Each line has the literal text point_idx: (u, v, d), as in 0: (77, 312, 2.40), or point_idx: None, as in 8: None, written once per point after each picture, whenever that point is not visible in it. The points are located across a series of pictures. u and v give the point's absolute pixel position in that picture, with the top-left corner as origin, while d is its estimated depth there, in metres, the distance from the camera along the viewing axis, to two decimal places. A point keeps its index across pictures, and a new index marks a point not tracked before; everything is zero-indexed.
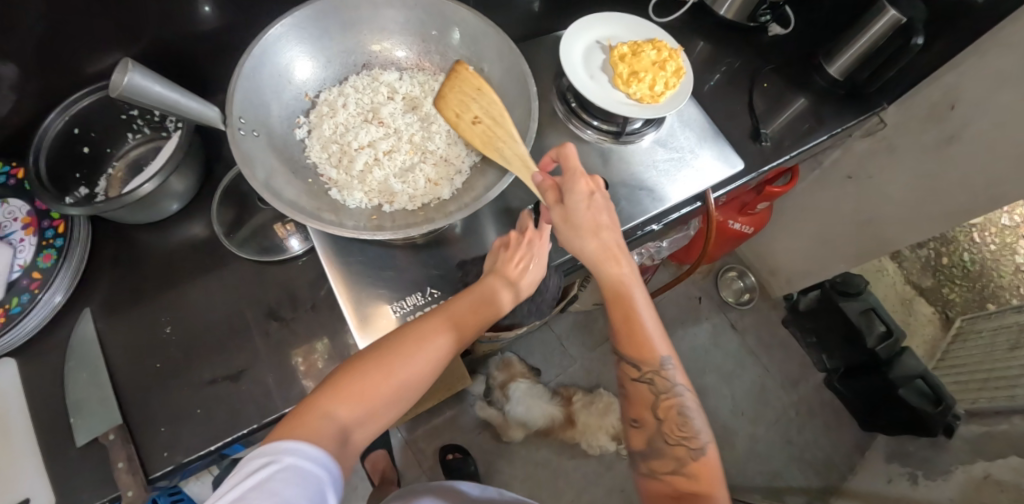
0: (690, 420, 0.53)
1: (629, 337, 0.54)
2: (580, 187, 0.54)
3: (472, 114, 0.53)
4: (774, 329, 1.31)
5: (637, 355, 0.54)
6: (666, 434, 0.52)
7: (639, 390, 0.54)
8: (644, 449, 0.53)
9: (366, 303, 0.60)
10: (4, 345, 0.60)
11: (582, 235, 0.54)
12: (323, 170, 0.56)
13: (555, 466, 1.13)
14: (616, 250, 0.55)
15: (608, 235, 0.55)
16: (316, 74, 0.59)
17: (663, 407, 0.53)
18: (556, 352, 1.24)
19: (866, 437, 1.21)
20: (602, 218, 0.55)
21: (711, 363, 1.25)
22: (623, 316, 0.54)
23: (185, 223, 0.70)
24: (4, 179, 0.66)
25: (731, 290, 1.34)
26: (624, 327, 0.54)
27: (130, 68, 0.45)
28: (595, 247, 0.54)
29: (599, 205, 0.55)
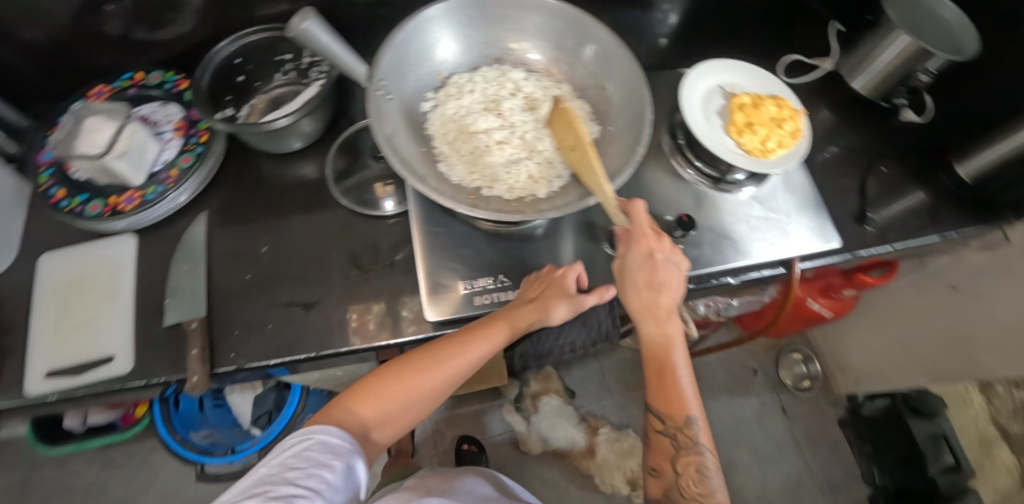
0: (709, 481, 0.51)
1: (660, 394, 0.54)
2: (637, 249, 0.56)
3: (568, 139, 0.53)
4: (825, 425, 1.19)
5: (664, 408, 0.53)
6: (683, 489, 0.51)
7: (661, 442, 0.53)
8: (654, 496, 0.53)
9: (439, 275, 0.64)
10: (136, 222, 0.70)
11: (634, 290, 0.55)
12: (438, 143, 0.60)
13: (561, 489, 1.12)
14: (663, 310, 0.54)
15: (656, 292, 0.54)
16: (454, 58, 0.64)
17: (682, 463, 0.52)
18: (595, 380, 1.23)
19: None
20: (658, 278, 0.54)
21: (750, 441, 1.16)
22: (659, 371, 0.54)
23: (301, 162, 0.78)
24: (169, 87, 0.77)
25: (792, 372, 1.24)
26: (659, 382, 0.54)
27: (308, 17, 0.51)
28: (639, 303, 0.55)
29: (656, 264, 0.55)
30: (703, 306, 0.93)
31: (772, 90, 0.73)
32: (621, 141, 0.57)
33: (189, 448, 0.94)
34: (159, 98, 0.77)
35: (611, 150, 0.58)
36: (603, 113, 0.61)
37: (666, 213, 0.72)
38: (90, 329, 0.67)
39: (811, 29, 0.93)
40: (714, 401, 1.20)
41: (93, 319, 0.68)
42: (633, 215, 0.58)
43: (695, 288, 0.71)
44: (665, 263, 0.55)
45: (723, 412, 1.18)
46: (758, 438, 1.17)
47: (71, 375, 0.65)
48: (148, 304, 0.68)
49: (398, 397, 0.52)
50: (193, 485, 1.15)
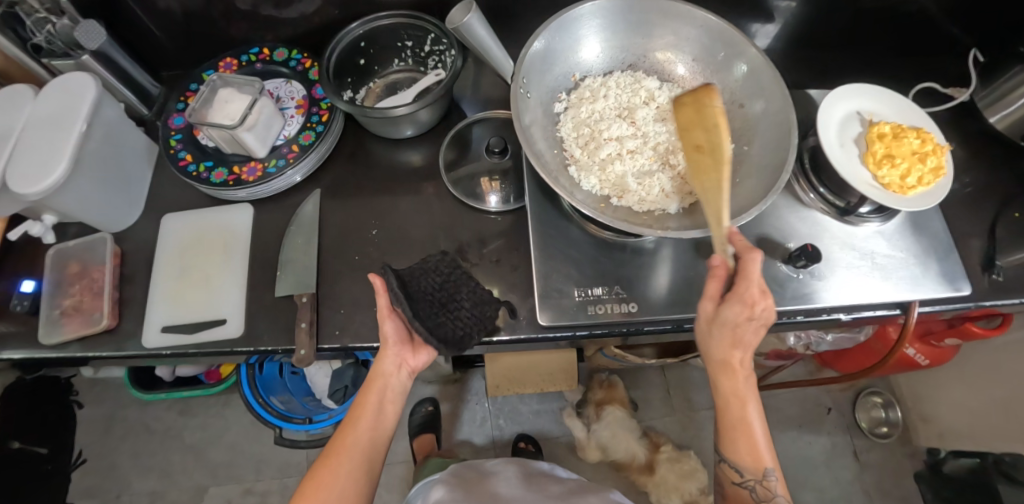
0: None
1: (735, 447, 0.56)
2: (738, 305, 0.51)
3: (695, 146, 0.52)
4: (899, 479, 1.10)
5: (739, 461, 0.56)
6: None
7: (740, 493, 0.57)
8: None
9: (553, 281, 0.65)
10: (254, 193, 0.73)
11: (717, 344, 0.54)
12: (569, 146, 0.61)
13: None
14: (739, 368, 0.54)
15: (737, 350, 0.54)
16: (590, 60, 0.64)
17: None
18: (658, 395, 1.21)
19: None
20: (742, 337, 0.53)
21: (814, 482, 1.10)
22: (734, 425, 0.56)
23: (411, 149, 0.79)
24: (294, 65, 0.79)
25: (868, 416, 1.15)
26: (734, 436, 0.56)
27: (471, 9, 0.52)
28: (720, 359, 0.54)
29: (751, 325, 0.52)
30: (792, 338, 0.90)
31: (912, 121, 0.69)
32: (761, 165, 0.56)
33: (270, 412, 0.99)
34: (286, 75, 0.79)
35: (748, 174, 0.57)
36: (741, 133, 0.59)
37: (789, 241, 0.69)
38: (204, 290, 0.70)
39: (947, 56, 0.86)
40: (781, 435, 1.14)
41: (209, 281, 0.71)
42: (743, 269, 0.51)
43: (802, 320, 0.68)
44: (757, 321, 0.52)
45: (790, 448, 1.13)
46: (824, 482, 1.10)
47: (184, 333, 0.68)
48: (260, 272, 0.71)
49: (328, 496, 0.58)
50: (271, 444, 1.23)
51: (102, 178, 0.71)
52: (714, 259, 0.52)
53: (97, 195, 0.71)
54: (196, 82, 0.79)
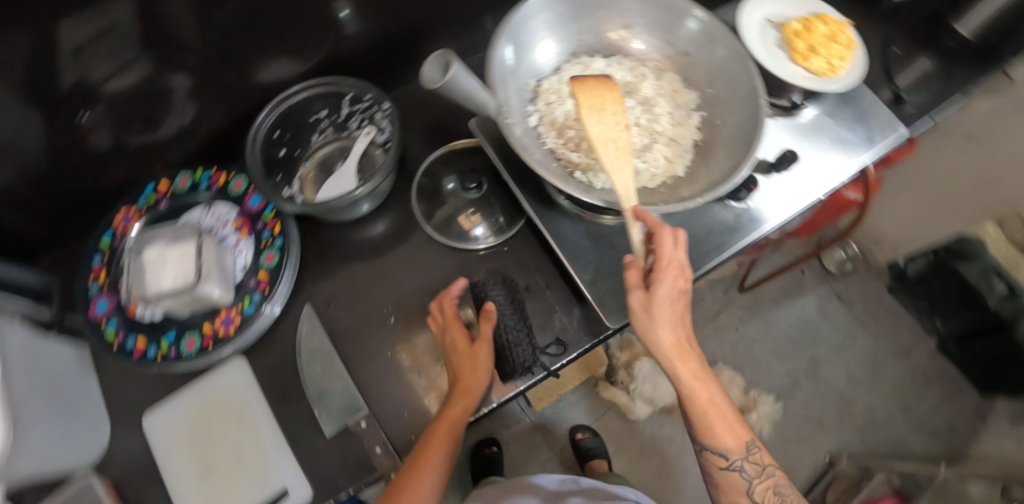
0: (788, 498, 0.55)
1: (707, 428, 0.55)
2: (667, 282, 0.53)
3: (619, 120, 0.55)
4: (879, 298, 1.27)
5: (719, 443, 0.55)
6: None
7: (730, 477, 0.55)
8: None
9: (600, 284, 0.63)
10: (242, 343, 0.64)
11: (660, 328, 0.53)
12: (563, 154, 0.59)
13: (680, 439, 1.18)
14: (688, 346, 0.54)
15: (680, 329, 0.54)
16: (541, 64, 0.64)
17: (759, 493, 0.55)
18: None
19: (986, 402, 1.18)
20: (679, 314, 0.54)
21: (821, 335, 1.23)
22: (705, 408, 0.54)
23: (373, 220, 0.73)
24: (206, 187, 0.70)
25: (833, 261, 1.28)
26: (706, 421, 0.55)
27: (453, 65, 0.52)
28: (670, 343, 0.53)
29: (680, 300, 0.54)
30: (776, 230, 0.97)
31: (811, 10, 0.76)
32: (736, 96, 0.60)
33: None
34: (204, 202, 0.69)
35: (731, 113, 0.60)
36: (698, 78, 0.64)
37: (767, 154, 0.72)
38: (245, 470, 0.62)
39: None
40: (779, 310, 1.26)
41: (245, 456, 0.62)
42: (659, 244, 0.53)
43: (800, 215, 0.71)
44: (683, 296, 0.54)
45: (790, 316, 1.25)
46: (827, 331, 1.24)
47: None
48: (293, 422, 0.63)
49: None
50: None
51: (48, 418, 0.56)
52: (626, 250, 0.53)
53: (58, 435, 0.57)
54: (97, 253, 0.66)
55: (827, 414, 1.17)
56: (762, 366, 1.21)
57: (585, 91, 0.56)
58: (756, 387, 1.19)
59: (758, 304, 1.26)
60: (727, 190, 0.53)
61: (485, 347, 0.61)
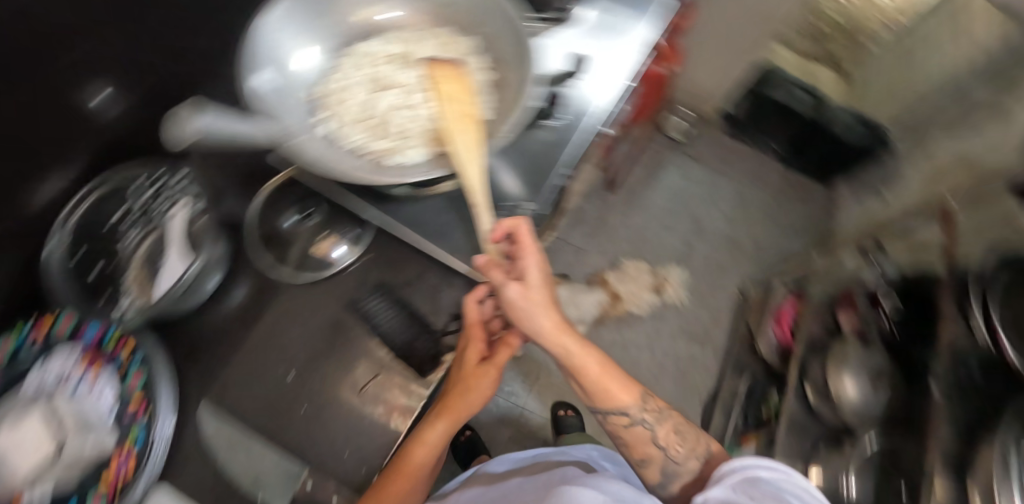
0: (688, 433, 0.63)
1: (603, 393, 0.62)
2: (533, 266, 0.60)
3: (472, 108, 0.59)
4: (722, 143, 1.41)
5: (619, 402, 0.61)
6: (672, 451, 0.61)
7: (637, 431, 0.62)
8: (663, 477, 0.62)
9: (459, 246, 0.67)
10: (150, 474, 0.61)
11: (537, 312, 0.59)
12: (370, 146, 0.60)
13: (620, 341, 1.19)
14: (566, 324, 0.61)
15: (556, 311, 0.61)
16: (308, 70, 0.63)
17: (662, 436, 0.62)
18: (569, 251, 1.26)
19: (829, 189, 1.38)
20: (550, 296, 0.61)
21: (692, 195, 1.35)
22: (597, 373, 0.61)
23: (230, 290, 0.70)
24: (28, 343, 0.61)
25: (676, 128, 1.40)
26: (600, 388, 0.61)
27: (194, 119, 0.53)
28: (548, 323, 0.59)
29: (547, 284, 0.62)
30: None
31: None
32: (501, 29, 0.64)
33: None
34: (34, 361, 0.61)
35: (506, 45, 0.64)
36: (463, 24, 0.67)
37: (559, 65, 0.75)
38: None
39: None
40: (651, 190, 1.34)
41: None
42: (521, 238, 0.60)
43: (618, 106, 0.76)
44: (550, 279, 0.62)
45: (662, 191, 1.34)
46: (696, 189, 1.36)
47: None
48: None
49: None
50: None
51: None
52: (479, 258, 0.58)
53: None
54: None
55: (724, 258, 1.30)
56: (659, 243, 1.29)
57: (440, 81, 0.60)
58: (661, 264, 1.27)
59: (632, 192, 1.33)
60: (521, 115, 0.58)
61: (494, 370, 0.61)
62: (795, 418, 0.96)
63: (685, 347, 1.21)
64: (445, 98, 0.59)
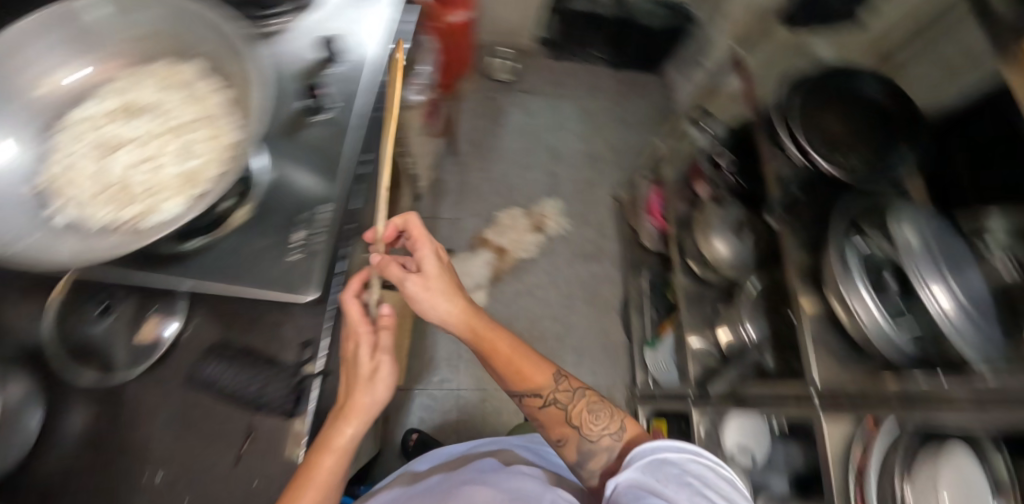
0: (602, 411, 0.67)
1: (514, 372, 0.68)
2: (432, 256, 0.68)
3: (393, 108, 0.61)
4: (549, 68, 1.43)
5: (531, 380, 0.67)
6: (584, 430, 0.65)
7: (551, 410, 0.67)
8: (580, 455, 0.65)
9: (273, 276, 0.60)
10: None
11: (442, 298, 0.66)
12: (121, 215, 0.53)
13: (524, 287, 1.19)
14: (473, 310, 0.67)
15: (461, 298, 0.68)
16: (14, 165, 0.53)
17: (575, 415, 0.66)
18: (442, 224, 1.22)
19: (656, 76, 1.47)
20: (452, 284, 0.68)
21: (539, 125, 1.36)
22: (507, 353, 0.67)
23: (57, 421, 0.59)
24: None
25: (502, 69, 1.40)
26: (511, 368, 0.68)
27: None
28: (452, 307, 0.66)
29: (447, 274, 0.69)
30: (418, 78, 0.99)
31: None
32: (218, 37, 0.59)
33: None
34: None
35: (227, 55, 0.59)
36: (179, 50, 0.61)
37: (310, 55, 0.71)
38: None
39: None
40: (500, 135, 1.34)
41: None
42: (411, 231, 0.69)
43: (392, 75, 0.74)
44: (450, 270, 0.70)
45: (509, 133, 1.34)
46: (540, 118, 1.37)
47: None
48: None
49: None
50: None
51: None
52: (374, 250, 0.64)
53: None
54: None
55: (588, 172, 1.33)
56: (526, 182, 1.30)
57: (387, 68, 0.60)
58: (534, 201, 1.28)
59: (481, 145, 1.32)
60: (262, 115, 0.53)
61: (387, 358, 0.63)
62: (690, 291, 1.02)
63: (583, 267, 1.24)
64: (389, 85, 0.60)
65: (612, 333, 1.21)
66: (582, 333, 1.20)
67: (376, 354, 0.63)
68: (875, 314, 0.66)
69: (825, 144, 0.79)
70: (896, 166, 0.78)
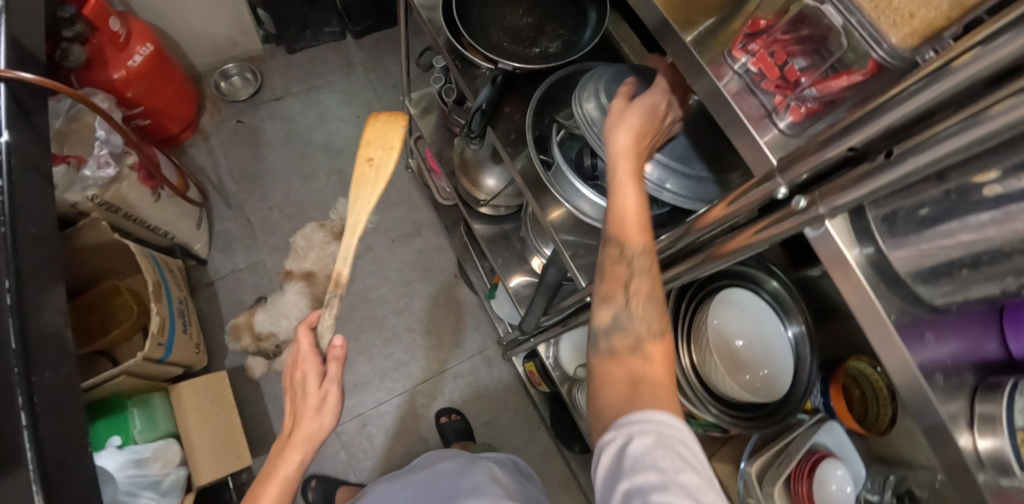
0: (657, 307, 0.44)
1: (618, 210, 0.45)
2: (636, 109, 0.49)
3: (370, 160, 0.69)
4: (289, 63, 1.30)
5: (625, 232, 0.44)
6: (634, 309, 0.43)
7: (615, 267, 0.44)
8: (608, 325, 0.43)
9: None
10: None
11: (617, 127, 0.47)
12: None
13: (355, 297, 1.14)
14: (634, 146, 0.47)
15: (641, 139, 0.48)
16: None
17: (634, 293, 0.44)
18: (243, 276, 1.11)
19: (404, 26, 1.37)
20: (641, 130, 0.48)
21: (305, 126, 1.24)
22: (635, 197, 0.45)
23: None
24: None
25: (240, 86, 1.27)
26: (630, 211, 0.45)
27: None
28: (626, 139, 0.47)
29: (645, 121, 0.49)
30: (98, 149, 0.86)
31: None
32: None
33: None
34: None
35: None
36: None
37: None
38: None
39: None
40: (267, 155, 1.21)
41: None
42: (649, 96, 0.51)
43: None
44: (643, 119, 0.49)
45: (275, 148, 1.22)
46: (303, 118, 1.25)
47: None
48: None
49: None
50: None
51: None
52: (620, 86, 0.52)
53: None
54: None
55: None
56: (313, 191, 1.19)
57: (398, 129, 0.69)
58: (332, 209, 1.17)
59: (250, 175, 1.19)
60: None
61: (333, 387, 0.58)
62: (492, 233, 0.95)
63: (406, 251, 1.19)
64: (383, 146, 0.69)
65: (461, 298, 1.17)
66: (433, 313, 1.15)
67: (323, 383, 0.58)
68: (599, 203, 0.58)
69: (511, 42, 0.69)
70: (588, 38, 0.70)
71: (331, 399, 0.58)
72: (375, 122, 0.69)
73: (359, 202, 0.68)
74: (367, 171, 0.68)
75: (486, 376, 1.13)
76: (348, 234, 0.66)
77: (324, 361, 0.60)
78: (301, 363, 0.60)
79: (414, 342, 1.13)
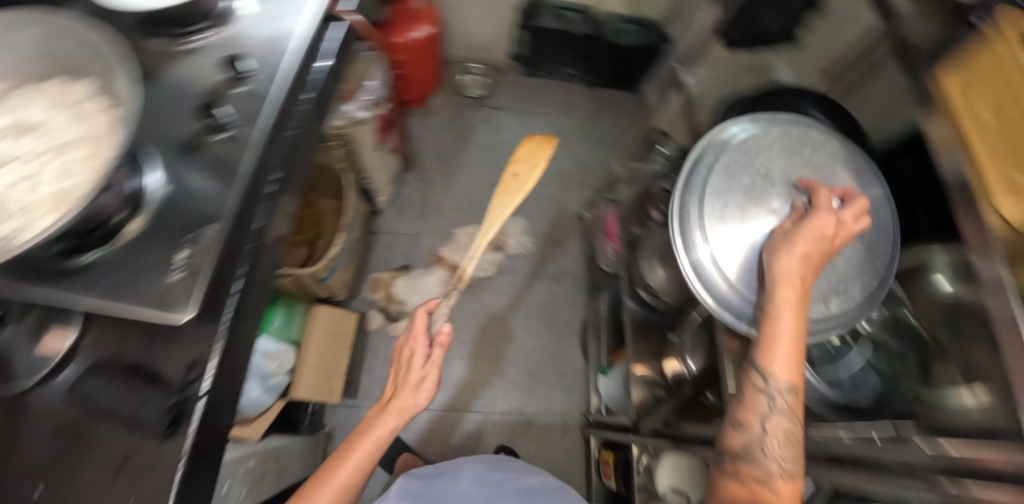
0: (791, 446, 0.48)
1: (766, 342, 0.48)
2: (818, 221, 0.49)
3: (512, 175, 0.72)
4: (522, 84, 1.42)
5: (767, 364, 0.48)
6: (766, 445, 0.48)
7: (753, 395, 0.49)
8: (739, 451, 0.50)
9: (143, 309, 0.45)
10: None
11: (785, 253, 0.49)
12: None
13: (480, 306, 1.20)
14: (800, 275, 0.49)
15: (812, 260, 0.49)
16: None
17: (770, 430, 0.48)
18: (401, 240, 1.22)
19: (631, 96, 1.45)
20: (813, 251, 0.49)
21: (510, 142, 1.35)
22: (791, 335, 0.48)
23: None
24: None
25: (473, 84, 1.40)
26: (772, 341, 0.48)
27: None
28: (791, 264, 0.49)
29: (822, 242, 0.49)
30: (365, 94, 1.01)
31: None
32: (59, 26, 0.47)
33: None
34: None
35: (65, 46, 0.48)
36: None
37: (210, 78, 0.53)
38: None
39: None
40: (469, 152, 1.33)
41: None
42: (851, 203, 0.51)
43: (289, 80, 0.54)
44: (816, 240, 0.49)
45: (478, 149, 1.33)
46: (511, 135, 1.36)
47: None
48: None
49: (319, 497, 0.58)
50: None
51: None
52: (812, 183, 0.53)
53: None
54: None
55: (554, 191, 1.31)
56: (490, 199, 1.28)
57: (546, 148, 0.72)
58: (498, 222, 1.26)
59: (447, 161, 1.31)
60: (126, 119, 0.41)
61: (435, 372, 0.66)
62: (637, 318, 0.96)
63: (541, 288, 1.23)
64: (531, 169, 0.72)
65: (568, 355, 1.18)
66: (538, 354, 1.18)
67: (428, 365, 0.66)
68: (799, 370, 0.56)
69: None
70: None
71: (428, 381, 0.66)
72: (527, 142, 0.73)
73: (496, 211, 0.72)
74: (508, 185, 0.72)
75: (556, 438, 1.13)
76: (481, 237, 0.71)
77: (432, 341, 0.67)
78: (412, 343, 0.67)
79: (509, 371, 1.16)
